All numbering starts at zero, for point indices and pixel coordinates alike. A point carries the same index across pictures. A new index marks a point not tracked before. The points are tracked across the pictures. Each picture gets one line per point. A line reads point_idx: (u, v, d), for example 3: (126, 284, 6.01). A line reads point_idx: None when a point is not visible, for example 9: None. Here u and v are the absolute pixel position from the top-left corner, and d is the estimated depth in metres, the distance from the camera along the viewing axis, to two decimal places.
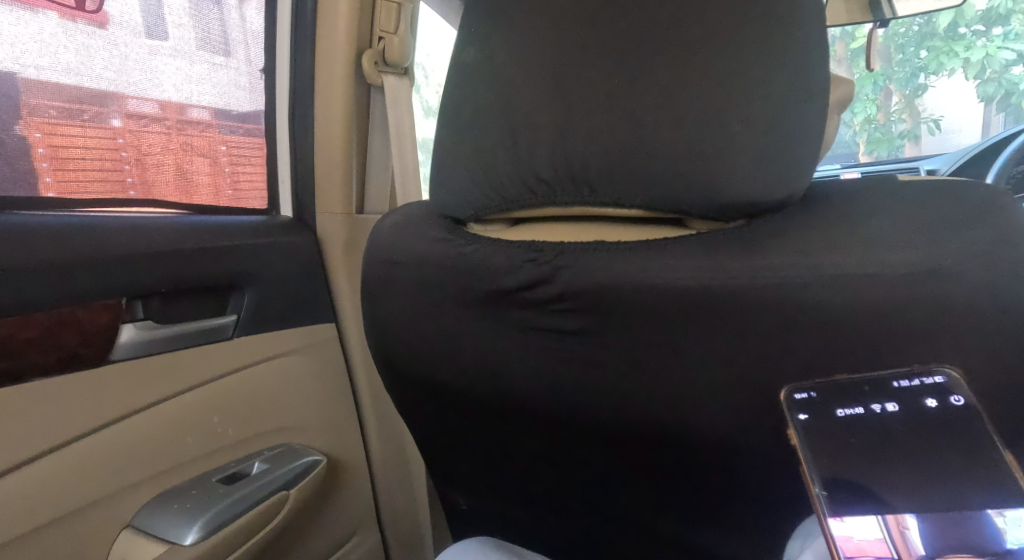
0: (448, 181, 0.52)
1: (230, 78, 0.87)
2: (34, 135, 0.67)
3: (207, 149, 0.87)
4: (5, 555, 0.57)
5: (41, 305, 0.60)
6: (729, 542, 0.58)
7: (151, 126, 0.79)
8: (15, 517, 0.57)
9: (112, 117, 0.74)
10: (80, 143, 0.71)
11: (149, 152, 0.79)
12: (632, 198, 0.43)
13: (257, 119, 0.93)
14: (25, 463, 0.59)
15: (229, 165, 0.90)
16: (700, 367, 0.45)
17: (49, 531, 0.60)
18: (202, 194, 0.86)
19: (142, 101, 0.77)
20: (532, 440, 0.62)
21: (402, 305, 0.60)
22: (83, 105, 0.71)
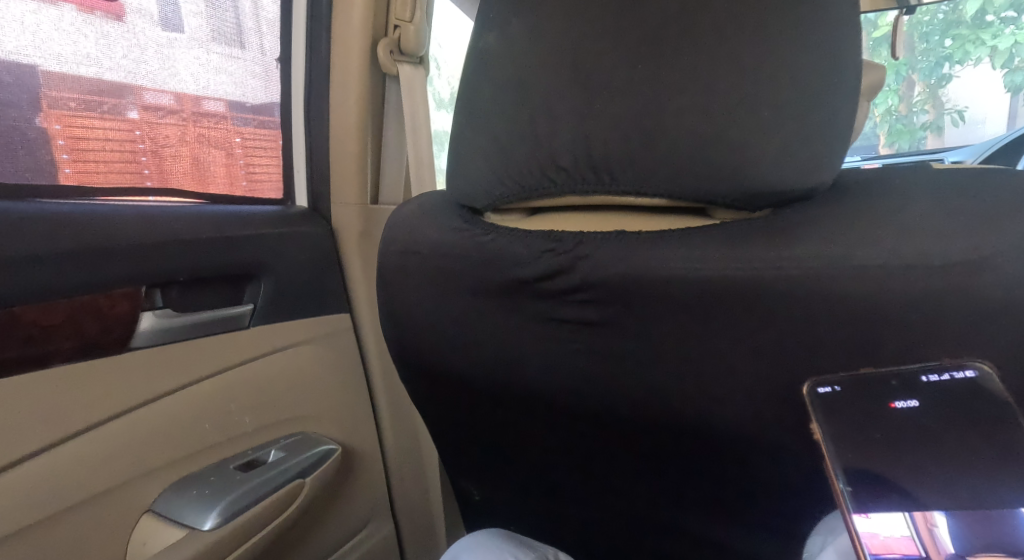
0: (466, 170, 0.52)
1: (246, 70, 0.87)
2: (54, 126, 0.67)
3: (222, 140, 0.87)
4: (30, 537, 0.58)
5: (64, 292, 0.61)
6: (746, 536, 0.57)
7: (167, 118, 0.79)
8: (40, 500, 0.59)
9: (129, 110, 0.74)
10: (99, 134, 0.72)
11: (166, 144, 0.80)
12: (655, 186, 0.42)
13: (272, 110, 0.93)
14: (48, 447, 0.60)
15: (243, 157, 0.90)
16: (722, 359, 0.44)
17: (73, 513, 0.61)
18: (217, 185, 0.87)
19: (159, 92, 0.77)
20: (548, 432, 0.62)
21: (418, 296, 0.60)
22: (101, 97, 0.71)
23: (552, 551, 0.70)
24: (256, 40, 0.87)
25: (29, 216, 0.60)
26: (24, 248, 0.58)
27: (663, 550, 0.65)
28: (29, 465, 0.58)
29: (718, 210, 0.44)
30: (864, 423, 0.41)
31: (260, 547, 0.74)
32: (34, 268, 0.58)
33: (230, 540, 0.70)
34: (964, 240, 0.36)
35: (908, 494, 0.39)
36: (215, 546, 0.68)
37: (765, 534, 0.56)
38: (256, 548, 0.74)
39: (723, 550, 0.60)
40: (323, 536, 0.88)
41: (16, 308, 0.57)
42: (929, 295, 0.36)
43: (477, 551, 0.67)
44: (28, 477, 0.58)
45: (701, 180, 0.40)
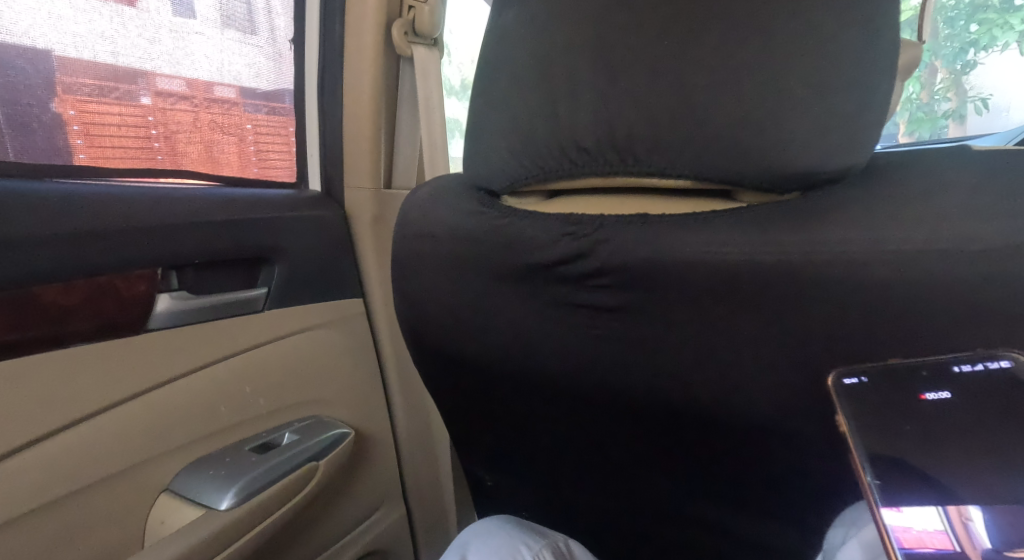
0: (484, 151, 0.51)
1: (257, 56, 0.86)
2: (69, 112, 0.68)
3: (234, 127, 0.86)
4: (52, 511, 0.59)
5: (82, 271, 0.62)
6: (762, 525, 0.57)
7: (178, 104, 0.78)
8: (62, 476, 0.59)
9: (142, 95, 0.74)
10: (113, 120, 0.72)
11: (178, 130, 0.79)
12: (681, 167, 0.41)
13: (282, 98, 0.92)
14: (69, 425, 0.60)
15: (254, 144, 0.89)
16: (746, 346, 0.43)
17: (94, 490, 0.62)
18: (228, 168, 0.86)
19: (171, 79, 0.77)
20: (563, 418, 0.62)
21: (434, 279, 0.60)
22: (113, 83, 0.71)
23: (564, 538, 0.70)
24: (267, 27, 0.86)
25: (44, 197, 0.60)
26: (42, 227, 0.58)
27: (677, 539, 0.65)
28: (48, 443, 0.59)
29: (744, 193, 0.43)
30: (893, 415, 0.40)
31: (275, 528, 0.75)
32: (50, 248, 0.59)
33: (245, 521, 0.70)
34: (1004, 225, 0.34)
35: (939, 484, 0.38)
36: (231, 526, 0.68)
37: (782, 524, 0.56)
38: (271, 529, 0.74)
39: (738, 539, 0.59)
40: (336, 518, 0.89)
41: (35, 287, 0.58)
42: (967, 280, 0.35)
43: (487, 538, 0.67)
44: (48, 454, 0.59)
45: (729, 161, 0.39)
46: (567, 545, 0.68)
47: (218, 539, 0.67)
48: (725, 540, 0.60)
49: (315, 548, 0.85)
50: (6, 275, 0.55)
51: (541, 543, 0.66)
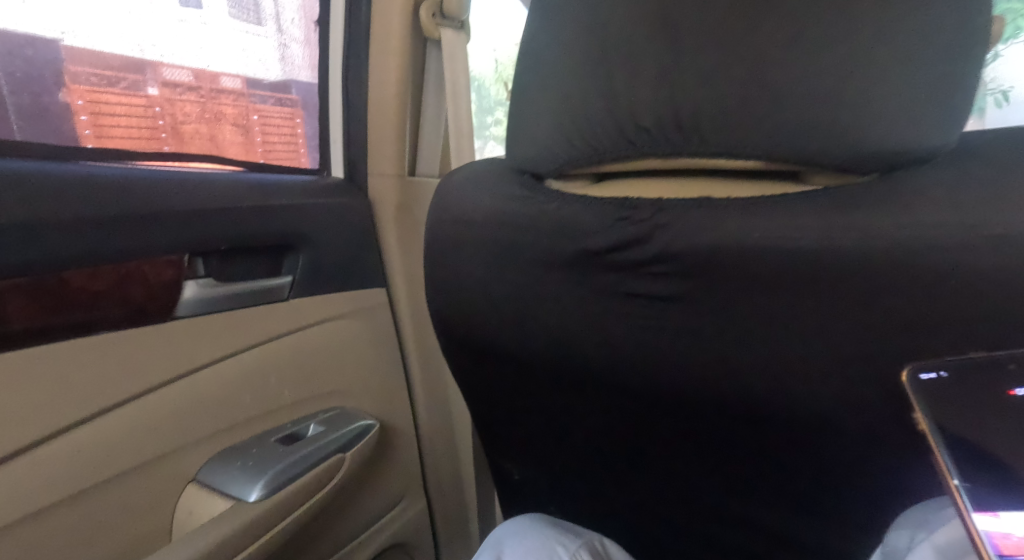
0: (531, 133, 0.49)
1: (268, 47, 0.84)
2: (77, 102, 0.65)
3: (241, 118, 0.83)
4: (80, 502, 0.57)
5: (109, 257, 0.60)
6: (812, 522, 0.55)
7: (185, 95, 0.76)
8: (91, 466, 0.58)
9: (149, 86, 0.72)
10: (121, 112, 0.69)
11: (186, 122, 0.76)
12: (752, 148, 0.38)
13: (287, 88, 0.89)
14: (97, 415, 0.59)
15: (260, 136, 0.86)
16: (814, 336, 0.41)
17: (124, 479, 0.61)
18: (233, 149, 0.82)
19: (177, 69, 0.74)
20: (604, 411, 0.60)
21: (472, 267, 0.58)
22: (119, 72, 0.68)
23: (599, 536, 0.68)
24: (271, 16, 0.83)
25: (71, 179, 0.58)
26: (69, 210, 0.57)
27: (718, 537, 0.63)
28: (78, 431, 0.57)
29: (814, 175, 0.40)
30: (981, 411, 0.36)
31: (302, 520, 0.73)
32: (78, 233, 0.57)
33: (275, 513, 0.69)
34: None
35: None
36: (261, 518, 0.67)
37: (834, 521, 0.54)
38: (298, 521, 0.73)
39: (785, 536, 0.58)
40: (360, 510, 0.87)
41: (63, 273, 0.57)
42: None
43: (520, 538, 0.65)
44: (78, 443, 0.57)
45: (806, 141, 0.37)
46: (603, 544, 0.66)
47: (247, 532, 0.66)
48: (772, 537, 0.59)
49: (339, 541, 0.84)
50: (34, 259, 0.54)
51: (578, 542, 0.64)
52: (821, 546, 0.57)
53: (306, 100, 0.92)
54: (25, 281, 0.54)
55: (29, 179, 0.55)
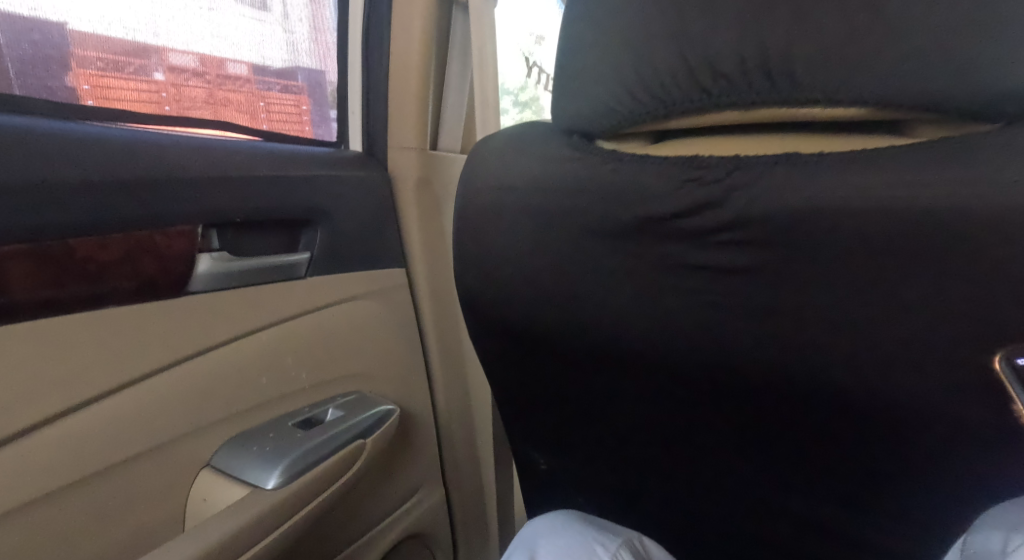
0: (584, 86, 0.43)
1: (280, 35, 0.78)
2: (82, 87, 0.60)
3: (247, 106, 0.76)
4: (88, 489, 0.53)
5: (118, 224, 0.56)
6: (886, 523, 0.50)
7: (192, 81, 0.69)
8: (99, 449, 0.54)
9: (155, 71, 0.66)
10: (126, 99, 0.63)
11: (191, 108, 0.69)
12: (855, 92, 0.33)
13: (296, 75, 0.81)
14: (106, 395, 0.55)
15: (268, 124, 0.78)
16: (915, 311, 0.36)
17: (136, 465, 0.57)
18: (234, 114, 0.74)
19: (184, 53, 0.68)
20: (652, 401, 0.54)
21: (510, 239, 0.53)
22: (125, 57, 0.63)
23: (636, 532, 0.63)
24: (281, 3, 0.77)
25: (78, 140, 0.54)
26: (77, 172, 0.53)
27: (773, 539, 0.57)
28: (88, 411, 0.53)
29: (918, 126, 0.36)
30: None
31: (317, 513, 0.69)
32: (82, 199, 0.53)
33: (293, 502, 0.65)
34: None
35: None
36: (276, 508, 0.63)
37: (913, 522, 0.48)
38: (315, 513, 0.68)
39: (850, 537, 0.52)
40: (377, 501, 0.83)
41: (71, 240, 0.53)
42: None
43: (554, 539, 0.61)
44: (87, 423, 0.53)
45: (924, 81, 0.32)
46: (642, 543, 0.62)
47: (262, 523, 0.62)
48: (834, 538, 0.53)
49: (354, 535, 0.79)
50: (39, 223, 0.50)
51: (617, 542, 0.60)
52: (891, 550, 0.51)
53: (316, 88, 0.85)
54: (30, 247, 0.50)
55: (33, 138, 0.51)
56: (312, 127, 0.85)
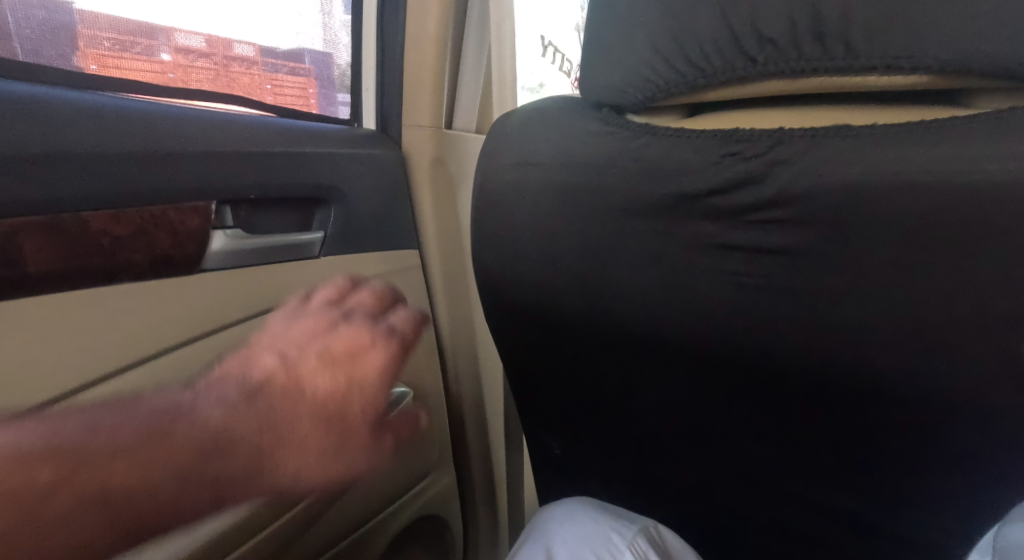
0: (616, 55, 0.41)
1: (286, 14, 0.76)
2: (91, 67, 0.58)
3: (256, 89, 0.74)
4: None
5: (132, 198, 0.55)
6: (926, 525, 0.47)
7: (199, 62, 0.68)
8: None
9: (162, 52, 0.64)
10: (136, 80, 0.61)
11: (200, 90, 0.68)
12: (915, 59, 0.31)
13: (303, 57, 0.79)
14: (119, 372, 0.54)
15: (278, 108, 0.76)
16: (970, 295, 0.34)
17: None
18: (246, 95, 0.72)
19: (190, 33, 0.67)
20: (677, 390, 0.52)
21: (533, 217, 0.51)
22: (132, 36, 0.61)
23: (652, 521, 0.61)
24: None
25: (89, 110, 0.53)
26: (89, 144, 0.51)
27: (800, 538, 0.55)
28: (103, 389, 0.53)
29: (975, 96, 0.34)
30: None
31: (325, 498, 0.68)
32: (93, 172, 0.51)
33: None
34: None
35: None
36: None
37: (950, 526, 0.46)
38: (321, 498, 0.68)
39: (885, 538, 0.50)
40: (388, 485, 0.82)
41: (83, 213, 0.51)
42: None
43: (570, 525, 0.59)
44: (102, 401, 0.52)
45: (995, 47, 0.30)
46: (660, 531, 0.59)
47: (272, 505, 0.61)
48: (863, 540, 0.51)
49: (365, 518, 0.78)
50: (50, 196, 0.49)
51: (635, 529, 0.58)
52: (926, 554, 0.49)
53: (323, 71, 0.82)
54: (41, 219, 0.49)
55: (45, 107, 0.50)
56: (320, 110, 0.82)
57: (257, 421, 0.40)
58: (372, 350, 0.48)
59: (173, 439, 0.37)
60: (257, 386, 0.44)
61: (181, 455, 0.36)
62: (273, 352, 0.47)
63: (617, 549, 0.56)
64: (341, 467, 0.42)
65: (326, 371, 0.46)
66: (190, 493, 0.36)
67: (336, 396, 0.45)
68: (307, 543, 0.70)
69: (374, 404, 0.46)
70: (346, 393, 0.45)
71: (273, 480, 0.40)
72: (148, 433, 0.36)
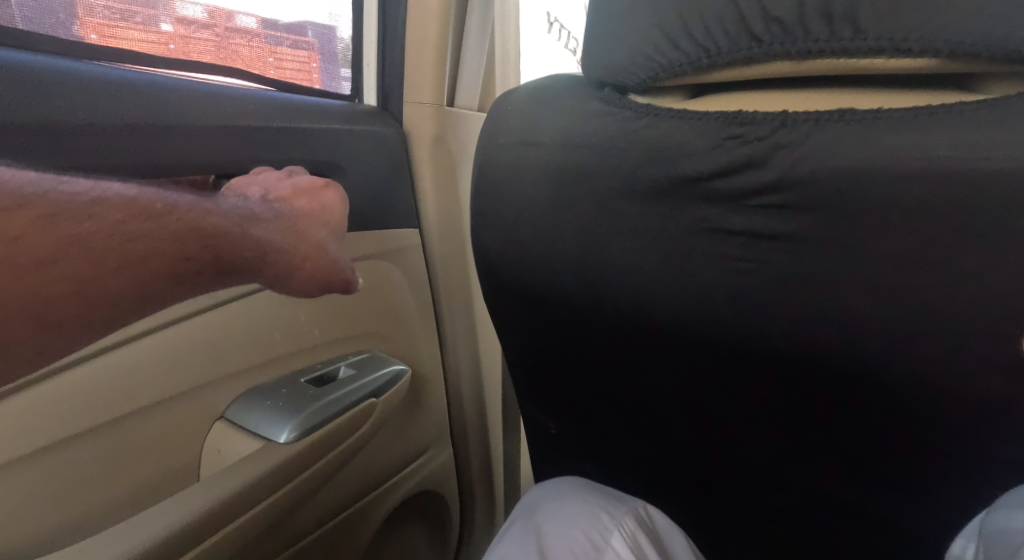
0: (620, 33, 0.41)
1: None
2: (91, 37, 0.57)
3: (257, 62, 0.73)
4: (104, 437, 0.53)
5: (129, 170, 0.54)
6: (917, 511, 0.47)
7: (201, 33, 0.67)
8: (112, 399, 0.53)
9: (163, 22, 0.63)
10: (136, 50, 0.61)
11: (202, 62, 0.67)
12: (924, 42, 0.31)
13: (305, 31, 0.78)
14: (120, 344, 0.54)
15: (280, 81, 0.75)
16: (968, 284, 0.34)
17: (149, 415, 0.56)
18: (247, 68, 0.71)
19: (192, 4, 0.66)
20: (673, 372, 0.52)
21: (533, 197, 0.51)
22: (133, 6, 0.61)
23: (643, 502, 0.61)
24: None
25: (85, 80, 0.52)
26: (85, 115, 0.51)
27: (792, 522, 0.55)
28: (97, 362, 0.52)
29: (985, 82, 0.33)
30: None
31: (320, 476, 0.69)
32: (89, 143, 0.51)
33: (303, 458, 0.65)
34: None
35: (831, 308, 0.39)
36: (284, 463, 0.63)
37: (937, 511, 0.46)
38: (317, 475, 0.68)
39: (876, 524, 0.50)
40: (384, 461, 0.83)
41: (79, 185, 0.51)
42: None
43: (560, 503, 0.60)
44: (100, 374, 0.53)
45: (1007, 29, 0.29)
46: (648, 512, 0.60)
47: (268, 479, 0.62)
48: (853, 527, 0.51)
49: (361, 493, 0.79)
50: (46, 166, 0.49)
51: (623, 510, 0.58)
52: (913, 540, 0.49)
53: (326, 45, 0.81)
54: None
55: (40, 77, 0.49)
56: (322, 85, 0.81)
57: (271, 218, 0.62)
58: (329, 190, 0.69)
59: (222, 215, 0.57)
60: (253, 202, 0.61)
61: (225, 222, 0.57)
62: (256, 185, 0.63)
63: (605, 527, 0.56)
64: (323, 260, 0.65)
65: (302, 196, 0.65)
66: (223, 344, 0.63)
67: (312, 213, 0.66)
68: (301, 517, 0.71)
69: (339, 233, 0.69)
70: (322, 215, 0.67)
71: (291, 257, 0.62)
72: (212, 213, 0.56)
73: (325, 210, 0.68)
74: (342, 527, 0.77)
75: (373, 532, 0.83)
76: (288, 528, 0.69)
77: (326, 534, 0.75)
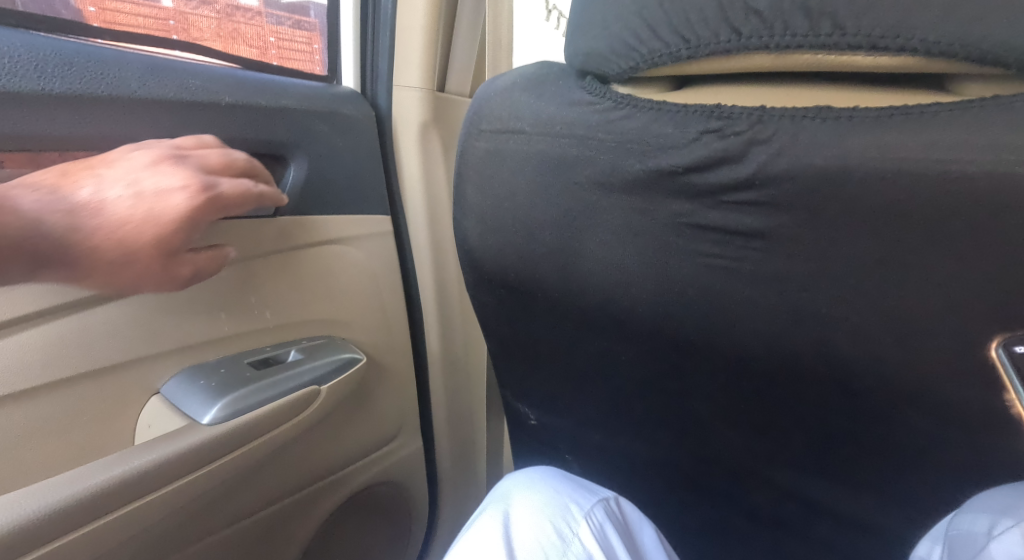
0: (603, 21, 0.40)
1: None
2: (88, 9, 0.60)
3: (256, 38, 0.74)
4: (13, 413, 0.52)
5: (67, 143, 0.54)
6: (880, 508, 0.47)
7: (200, 9, 0.69)
8: (36, 370, 0.53)
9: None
10: (132, 22, 0.63)
11: (201, 39, 0.69)
12: (903, 39, 0.30)
13: (308, 11, 0.79)
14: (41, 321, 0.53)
15: (278, 59, 0.77)
16: (935, 286, 0.34)
17: (68, 388, 0.55)
18: (245, 46, 0.73)
19: None
20: (646, 365, 0.52)
21: (508, 184, 0.50)
22: None
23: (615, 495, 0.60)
24: None
25: (23, 49, 0.52)
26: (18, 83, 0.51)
27: (759, 516, 0.55)
28: (15, 337, 0.52)
29: (970, 83, 0.32)
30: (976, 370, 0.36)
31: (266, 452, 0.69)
32: (26, 111, 0.51)
33: (230, 439, 0.64)
34: None
35: (804, 312, 0.39)
36: (217, 441, 0.63)
37: (901, 513, 0.47)
38: (246, 457, 0.66)
39: (838, 520, 0.50)
40: (346, 443, 0.82)
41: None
42: None
43: (532, 491, 0.59)
44: (19, 348, 0.52)
45: (984, 30, 0.28)
46: (619, 505, 0.59)
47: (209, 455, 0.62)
48: (819, 522, 0.51)
49: (324, 472, 0.80)
50: None
51: (594, 501, 0.58)
52: (879, 538, 0.49)
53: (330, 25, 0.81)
54: None
55: None
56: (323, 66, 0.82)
57: (55, 222, 0.46)
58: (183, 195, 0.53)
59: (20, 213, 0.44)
60: (68, 202, 0.48)
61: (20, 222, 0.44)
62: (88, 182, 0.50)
63: (572, 518, 0.56)
64: (132, 289, 0.52)
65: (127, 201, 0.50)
66: (168, 321, 0.62)
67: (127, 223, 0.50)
68: (257, 493, 0.71)
69: (172, 249, 0.52)
70: (142, 227, 0.50)
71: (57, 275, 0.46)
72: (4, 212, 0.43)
73: (149, 219, 0.51)
74: (302, 503, 0.78)
75: (327, 512, 0.82)
76: (239, 499, 0.69)
77: (283, 509, 0.75)
